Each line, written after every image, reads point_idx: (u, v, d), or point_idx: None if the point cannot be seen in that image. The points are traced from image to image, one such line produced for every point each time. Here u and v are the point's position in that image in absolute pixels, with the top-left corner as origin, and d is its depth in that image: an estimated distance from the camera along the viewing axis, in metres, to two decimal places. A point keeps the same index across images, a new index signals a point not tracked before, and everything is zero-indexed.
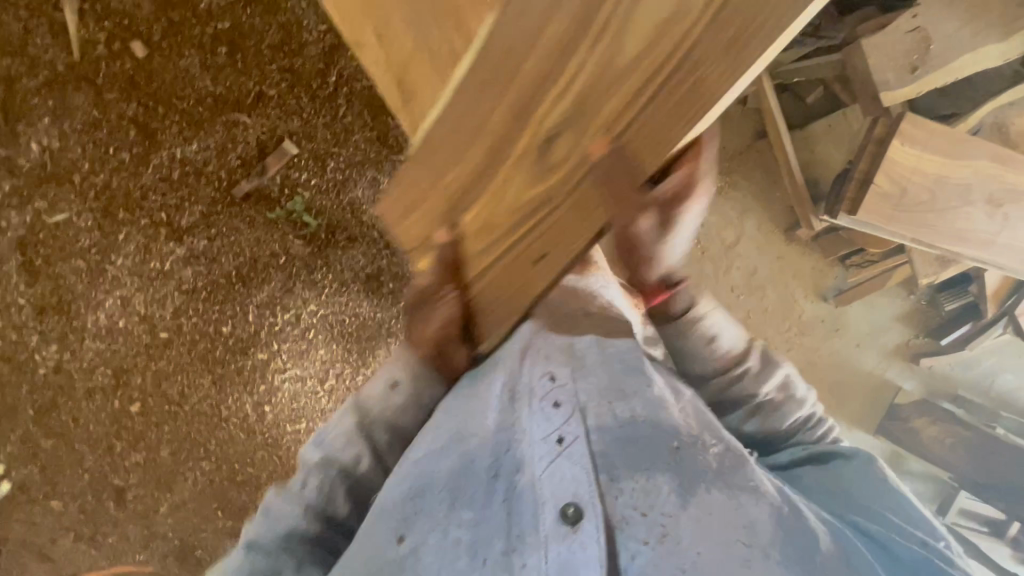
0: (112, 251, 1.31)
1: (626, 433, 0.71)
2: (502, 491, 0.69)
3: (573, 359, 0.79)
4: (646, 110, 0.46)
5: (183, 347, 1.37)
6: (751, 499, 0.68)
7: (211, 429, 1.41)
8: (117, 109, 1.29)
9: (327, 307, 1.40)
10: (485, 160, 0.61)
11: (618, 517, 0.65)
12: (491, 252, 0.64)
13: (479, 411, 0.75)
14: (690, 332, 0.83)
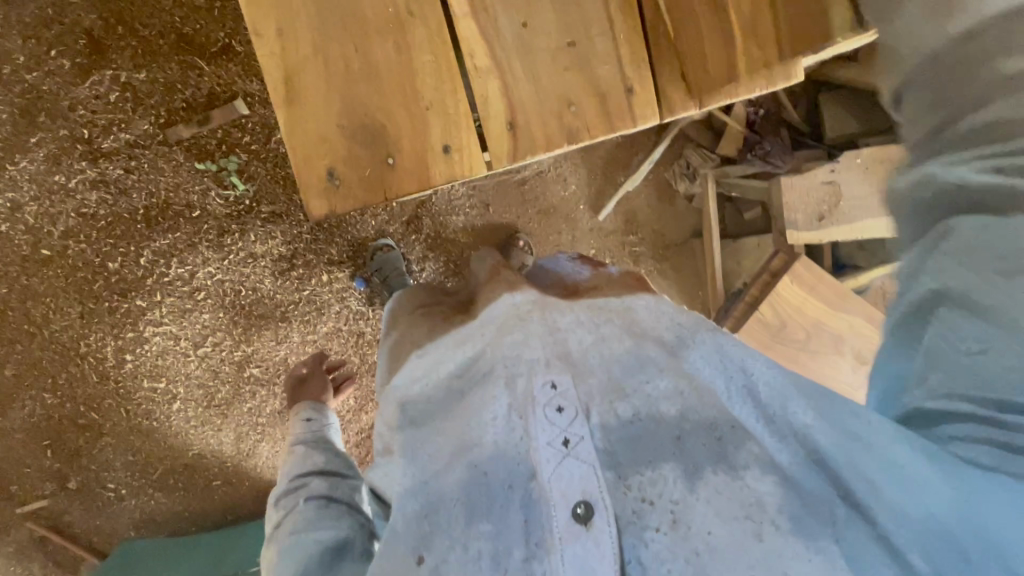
0: (17, 153, 1.23)
1: (633, 429, 0.50)
2: (515, 508, 0.49)
3: (573, 346, 0.55)
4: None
5: (62, 270, 1.28)
6: (761, 470, 0.47)
7: (63, 363, 1.31)
8: (74, 14, 1.22)
9: (227, 273, 1.33)
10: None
11: (629, 511, 0.46)
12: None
13: (484, 414, 0.53)
14: None
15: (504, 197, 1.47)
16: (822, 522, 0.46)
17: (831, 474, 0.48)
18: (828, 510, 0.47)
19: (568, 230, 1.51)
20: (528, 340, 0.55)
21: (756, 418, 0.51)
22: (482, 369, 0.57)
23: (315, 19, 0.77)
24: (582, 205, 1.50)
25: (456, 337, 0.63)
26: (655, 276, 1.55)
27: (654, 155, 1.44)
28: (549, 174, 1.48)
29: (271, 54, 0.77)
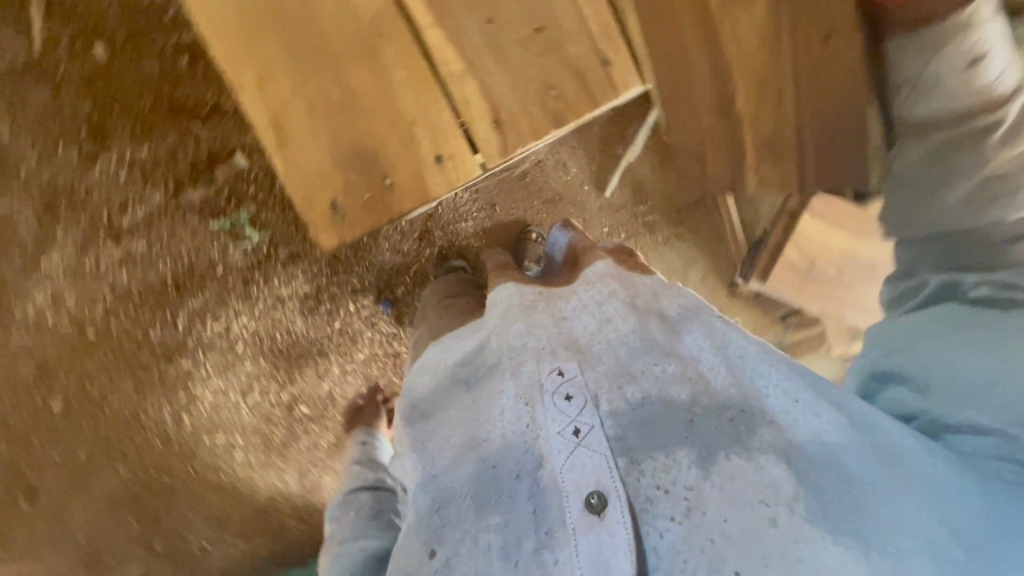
0: (48, 247, 1.30)
1: (642, 412, 0.59)
2: (529, 495, 0.57)
3: (578, 331, 0.67)
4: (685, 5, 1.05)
5: (109, 348, 1.35)
6: (773, 455, 0.57)
7: (127, 434, 1.38)
8: (73, 107, 1.28)
9: (258, 321, 1.38)
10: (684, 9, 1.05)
11: (643, 497, 0.56)
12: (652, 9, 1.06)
13: (494, 405, 0.63)
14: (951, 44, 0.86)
15: (508, 194, 1.47)
16: (846, 509, 0.55)
17: (853, 453, 0.59)
18: (848, 491, 0.56)
19: (577, 214, 1.50)
20: (534, 331, 0.66)
21: (770, 392, 0.62)
22: (487, 359, 0.68)
23: (287, 61, 0.78)
24: (587, 186, 1.49)
25: (474, 329, 0.73)
26: (673, 241, 1.53)
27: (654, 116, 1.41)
28: (548, 162, 1.47)
29: (253, 105, 0.79)
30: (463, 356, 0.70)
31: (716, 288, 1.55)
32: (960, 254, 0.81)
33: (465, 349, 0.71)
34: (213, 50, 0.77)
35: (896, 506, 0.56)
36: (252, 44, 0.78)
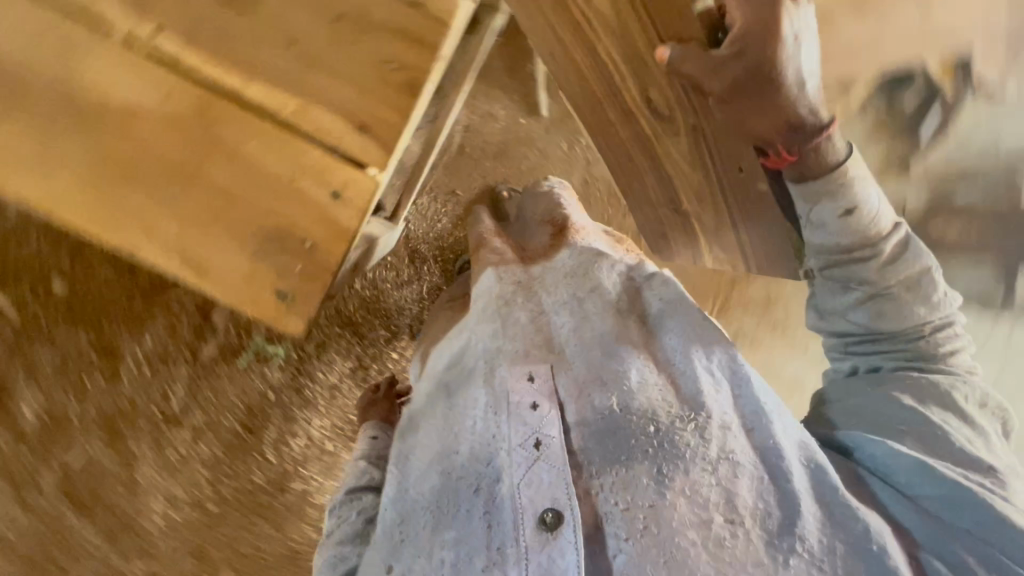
0: (133, 461, 1.36)
1: (603, 423, 0.71)
2: (483, 510, 0.67)
3: (553, 330, 0.79)
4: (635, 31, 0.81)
5: (234, 509, 1.40)
6: (728, 474, 0.68)
7: (293, 568, 1.43)
8: (72, 342, 1.35)
9: (329, 416, 1.46)
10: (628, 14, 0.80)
11: (602, 513, 0.66)
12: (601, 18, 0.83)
13: (466, 414, 0.73)
14: (827, 201, 0.81)
15: (460, 173, 1.44)
16: (794, 508, 0.67)
17: (814, 474, 0.71)
18: (799, 502, 0.68)
19: (530, 149, 1.48)
20: (514, 331, 0.78)
21: (738, 389, 0.76)
22: (466, 364, 0.79)
23: (160, 200, 0.71)
24: (522, 118, 1.47)
25: (464, 328, 0.84)
26: None
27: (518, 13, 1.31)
28: (475, 121, 1.45)
29: (161, 257, 0.71)
30: (449, 363, 0.82)
31: None
32: (834, 318, 0.88)
33: (450, 357, 0.82)
34: (66, 223, 0.71)
35: (831, 508, 0.69)
36: (116, 203, 0.71)
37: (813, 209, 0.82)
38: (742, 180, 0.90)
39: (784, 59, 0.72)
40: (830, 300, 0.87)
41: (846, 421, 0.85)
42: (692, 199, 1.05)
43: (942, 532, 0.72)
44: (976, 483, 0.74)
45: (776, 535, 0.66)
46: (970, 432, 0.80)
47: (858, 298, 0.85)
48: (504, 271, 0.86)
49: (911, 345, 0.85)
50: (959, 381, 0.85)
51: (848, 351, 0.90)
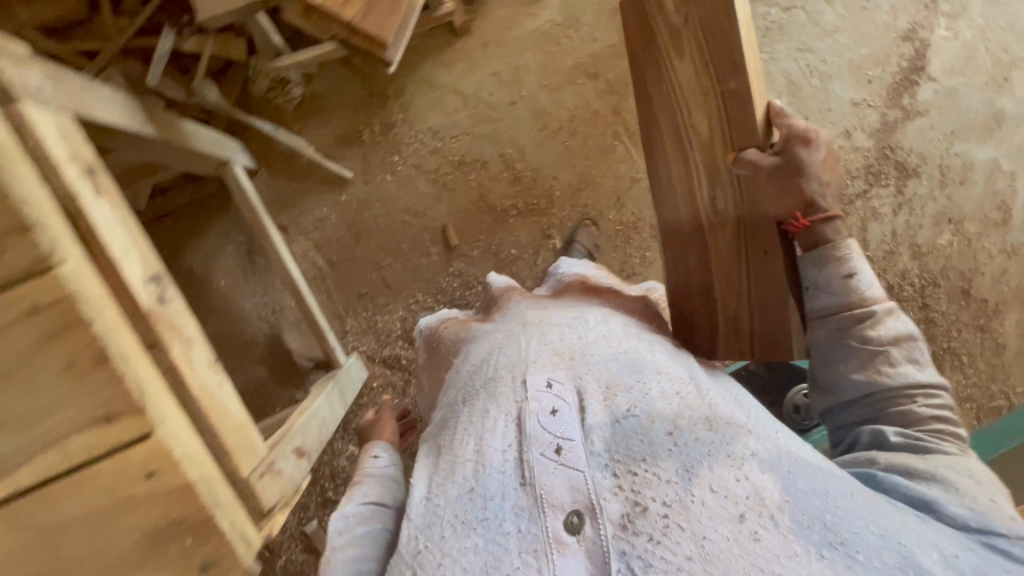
0: None
1: (626, 425, 0.69)
2: (511, 516, 0.63)
3: (569, 346, 0.84)
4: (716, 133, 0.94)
5: None
6: (755, 464, 0.65)
7: None
8: None
9: None
10: (697, 125, 0.95)
11: (631, 501, 0.62)
12: (738, 198, 0.96)
13: (491, 421, 0.75)
14: (823, 259, 0.88)
15: (349, 278, 1.48)
16: (821, 507, 0.61)
17: (832, 480, 0.65)
18: (825, 498, 0.62)
19: (373, 203, 1.47)
20: (529, 350, 0.85)
21: (755, 407, 0.78)
22: (489, 380, 0.83)
23: None
24: (343, 192, 1.46)
25: (493, 354, 0.91)
26: (405, 101, 1.46)
27: (219, 148, 1.21)
28: (318, 232, 1.46)
29: None
30: (472, 387, 0.86)
31: (458, 53, 1.47)
32: (835, 388, 0.85)
33: (474, 383, 0.87)
34: None
35: (874, 512, 0.62)
36: None
37: (816, 272, 0.89)
38: (763, 261, 0.96)
39: (817, 160, 0.88)
40: (851, 373, 0.83)
41: (848, 462, 0.78)
42: (726, 290, 1.00)
43: (961, 545, 0.62)
44: (993, 530, 0.64)
45: (815, 528, 0.59)
46: (981, 490, 0.69)
47: (862, 350, 0.83)
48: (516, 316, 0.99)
49: (891, 413, 0.80)
50: (950, 451, 0.75)
51: (851, 419, 0.84)
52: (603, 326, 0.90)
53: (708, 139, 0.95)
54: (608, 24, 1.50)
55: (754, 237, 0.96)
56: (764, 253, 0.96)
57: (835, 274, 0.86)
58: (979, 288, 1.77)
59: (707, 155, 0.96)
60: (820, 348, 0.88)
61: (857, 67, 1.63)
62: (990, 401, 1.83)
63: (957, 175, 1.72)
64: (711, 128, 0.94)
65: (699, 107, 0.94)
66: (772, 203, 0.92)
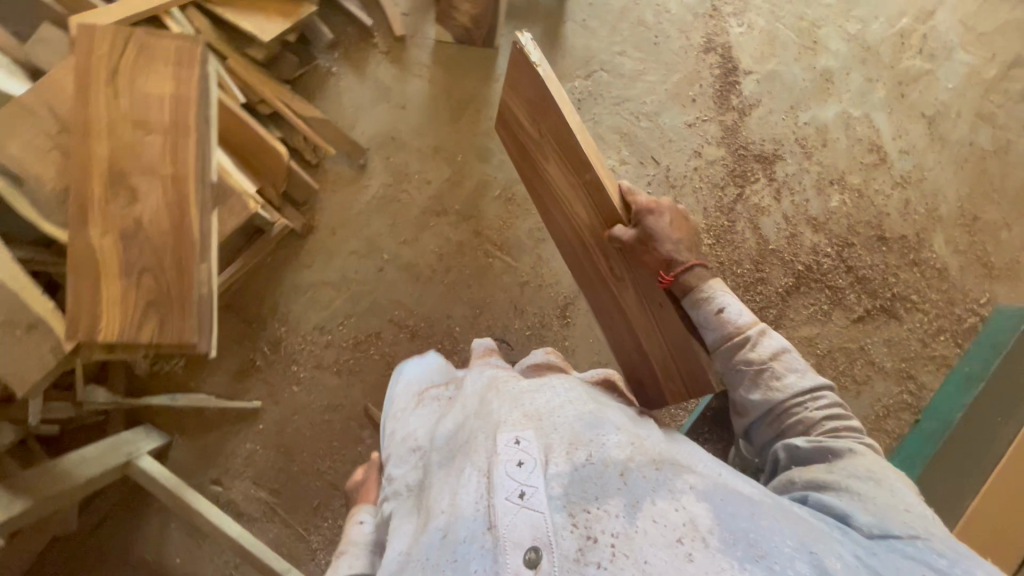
0: None
1: (583, 470, 0.66)
2: (478, 556, 0.60)
3: (533, 406, 0.76)
4: (584, 204, 1.11)
5: None
6: (693, 497, 0.64)
7: None
8: None
9: None
10: (569, 200, 1.14)
11: (586, 525, 0.61)
12: (619, 257, 1.10)
13: (459, 480, 0.68)
14: (694, 305, 0.98)
15: (297, 499, 1.47)
16: (738, 530, 0.61)
17: (761, 513, 0.64)
18: (743, 529, 0.61)
19: (291, 419, 1.48)
20: (494, 405, 0.77)
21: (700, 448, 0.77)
22: (456, 440, 0.77)
23: None
24: (259, 423, 1.47)
25: (461, 410, 0.83)
26: (281, 315, 1.49)
27: (116, 455, 1.25)
28: (251, 470, 1.46)
29: None
30: (439, 446, 0.79)
31: (311, 251, 1.51)
32: (748, 409, 0.93)
33: (441, 440, 0.80)
34: None
35: (777, 521, 0.63)
36: None
37: (698, 314, 0.98)
38: (660, 311, 1.05)
39: (664, 224, 1.02)
40: (747, 396, 0.93)
41: (776, 484, 0.84)
42: (648, 342, 1.10)
43: (865, 556, 0.63)
44: (906, 533, 0.67)
45: (737, 545, 0.60)
46: (879, 489, 0.74)
47: (749, 370, 0.92)
48: (484, 369, 0.92)
49: (785, 424, 0.90)
50: (846, 449, 0.82)
51: (767, 439, 0.93)
52: (569, 386, 0.82)
53: (583, 211, 1.12)
54: (435, 165, 1.57)
55: (648, 293, 1.07)
56: (660, 304, 1.05)
57: (705, 318, 0.97)
58: (892, 228, 1.76)
59: (588, 216, 1.12)
60: (723, 380, 0.97)
61: (677, 94, 1.68)
62: (961, 324, 1.77)
63: (816, 141, 1.74)
64: (580, 200, 1.11)
65: (565, 184, 1.13)
66: (642, 265, 1.05)
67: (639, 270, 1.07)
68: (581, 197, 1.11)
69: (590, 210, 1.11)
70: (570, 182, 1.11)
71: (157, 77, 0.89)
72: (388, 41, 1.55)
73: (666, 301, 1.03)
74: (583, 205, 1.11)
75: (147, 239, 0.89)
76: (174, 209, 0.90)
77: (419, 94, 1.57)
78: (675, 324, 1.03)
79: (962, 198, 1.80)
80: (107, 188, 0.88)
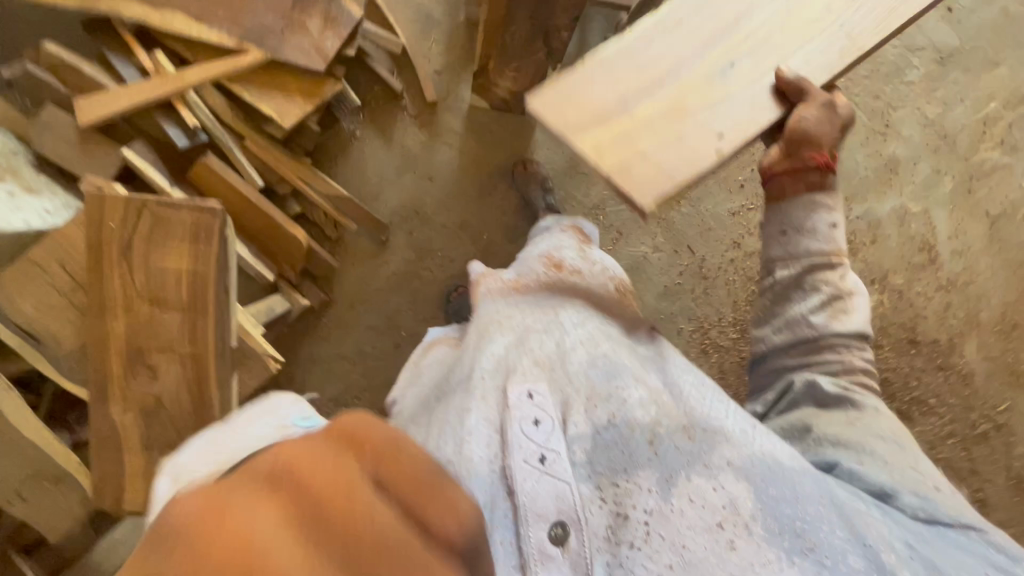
0: None
1: (606, 437, 0.71)
2: (501, 525, 0.66)
3: (541, 356, 0.79)
4: (815, 33, 0.90)
5: None
6: (730, 475, 0.67)
7: None
8: None
9: None
10: (798, 13, 0.90)
11: (617, 502, 0.67)
12: (756, 81, 0.87)
13: (466, 416, 0.74)
14: (815, 197, 0.92)
15: None
16: (788, 517, 0.65)
17: (812, 489, 0.67)
18: (798, 504, 0.66)
19: None
20: (504, 352, 0.81)
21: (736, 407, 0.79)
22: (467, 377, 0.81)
23: None
24: None
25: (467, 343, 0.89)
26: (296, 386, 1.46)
27: None
28: None
29: None
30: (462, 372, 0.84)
31: (328, 323, 1.46)
32: (784, 326, 0.94)
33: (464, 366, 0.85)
34: None
35: (829, 510, 0.66)
36: None
37: (812, 210, 0.91)
38: (714, 144, 0.83)
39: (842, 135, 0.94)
40: (808, 315, 0.92)
41: (793, 423, 0.88)
42: (652, 111, 0.83)
43: (914, 543, 0.67)
44: (955, 521, 0.73)
45: (784, 536, 0.64)
46: (910, 464, 0.79)
47: (812, 296, 0.92)
48: (497, 297, 0.94)
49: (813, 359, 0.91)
50: (868, 406, 0.85)
51: (788, 365, 0.94)
52: (579, 317, 0.86)
53: (804, 33, 0.90)
54: (461, 241, 1.48)
55: (723, 117, 0.84)
56: (721, 138, 0.84)
57: (812, 228, 0.91)
58: (927, 333, 1.67)
59: (795, 37, 0.89)
60: (782, 294, 0.95)
61: (725, 178, 1.54)
62: (972, 430, 1.70)
63: (865, 237, 1.63)
64: (813, 25, 0.90)
65: (826, 8, 0.91)
66: (749, 117, 0.86)
67: (739, 113, 0.85)
68: (817, 27, 0.90)
69: (802, 38, 0.89)
70: (835, 15, 0.91)
71: (175, 253, 0.84)
72: (419, 103, 1.41)
73: (747, 142, 0.85)
74: (812, 33, 0.90)
75: (167, 416, 0.88)
76: (193, 386, 0.88)
77: (449, 163, 1.45)
78: (710, 159, 0.82)
79: (1006, 304, 1.68)
80: (126, 364, 0.86)
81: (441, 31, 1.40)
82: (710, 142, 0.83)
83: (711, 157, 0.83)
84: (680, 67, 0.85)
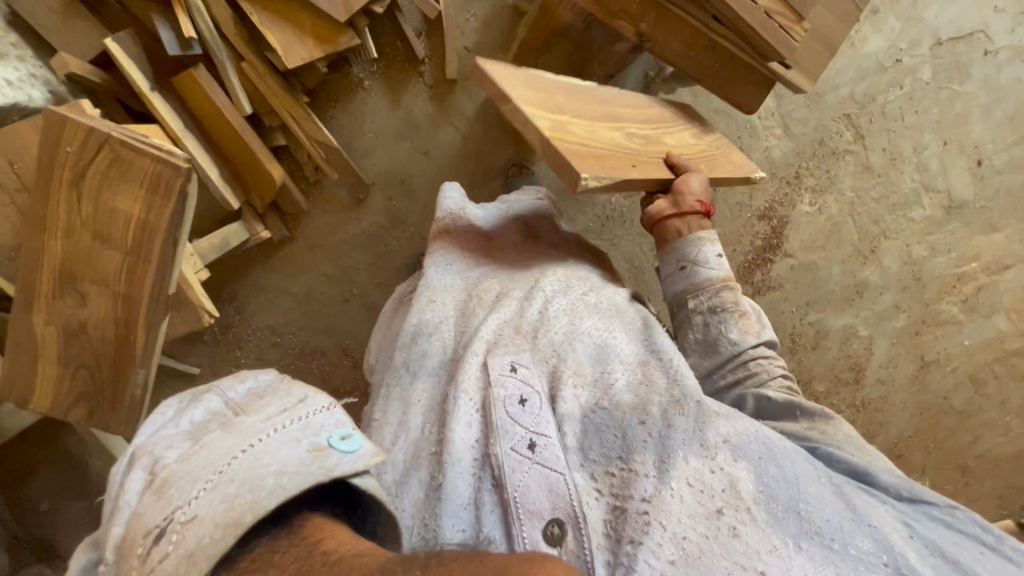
0: None
1: (597, 418, 0.69)
2: (489, 519, 0.62)
3: (531, 327, 0.79)
4: (697, 153, 1.04)
5: None
6: (729, 458, 0.65)
7: None
8: None
9: None
10: (683, 142, 1.04)
11: (614, 492, 0.64)
12: (648, 152, 0.97)
13: (458, 402, 0.70)
14: (702, 238, 0.93)
15: None
16: (791, 502, 0.63)
17: (812, 483, 0.65)
18: (798, 489, 0.64)
19: None
20: (490, 321, 0.80)
21: None
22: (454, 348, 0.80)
23: None
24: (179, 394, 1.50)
25: (441, 306, 0.88)
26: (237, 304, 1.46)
27: None
28: None
29: None
30: (443, 335, 0.82)
31: (285, 256, 1.44)
32: (704, 356, 0.89)
33: (446, 330, 0.83)
34: None
35: (831, 500, 0.64)
36: None
37: (702, 244, 0.92)
38: (628, 167, 0.90)
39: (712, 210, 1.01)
40: (726, 336, 0.87)
41: None
42: (574, 125, 0.89)
43: (909, 522, 0.66)
44: (943, 506, 0.69)
45: (789, 522, 0.62)
46: (868, 454, 0.75)
47: (718, 316, 0.89)
48: (461, 273, 0.95)
49: (739, 375, 0.86)
50: (816, 412, 0.80)
51: (720, 389, 0.87)
52: (560, 286, 0.87)
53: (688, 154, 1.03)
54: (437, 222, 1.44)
55: (631, 155, 0.93)
56: (632, 166, 0.91)
57: (703, 258, 0.91)
58: None
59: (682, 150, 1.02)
60: (696, 325, 0.90)
61: None
62: None
63: (808, 341, 1.68)
64: (697, 152, 1.05)
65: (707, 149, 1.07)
66: (649, 168, 0.94)
67: (642, 159, 0.94)
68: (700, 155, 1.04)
69: (688, 153, 1.03)
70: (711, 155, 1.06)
71: (128, 197, 0.82)
72: (439, 76, 1.35)
73: (643, 179, 0.92)
74: (696, 156, 1.04)
75: (87, 339, 0.90)
76: (119, 321, 0.89)
77: (449, 144, 1.40)
78: (624, 173, 0.88)
79: (901, 437, 1.73)
80: (57, 282, 0.87)
81: (483, 10, 1.32)
82: (625, 164, 0.90)
83: (625, 174, 0.88)
84: (588, 112, 0.93)
